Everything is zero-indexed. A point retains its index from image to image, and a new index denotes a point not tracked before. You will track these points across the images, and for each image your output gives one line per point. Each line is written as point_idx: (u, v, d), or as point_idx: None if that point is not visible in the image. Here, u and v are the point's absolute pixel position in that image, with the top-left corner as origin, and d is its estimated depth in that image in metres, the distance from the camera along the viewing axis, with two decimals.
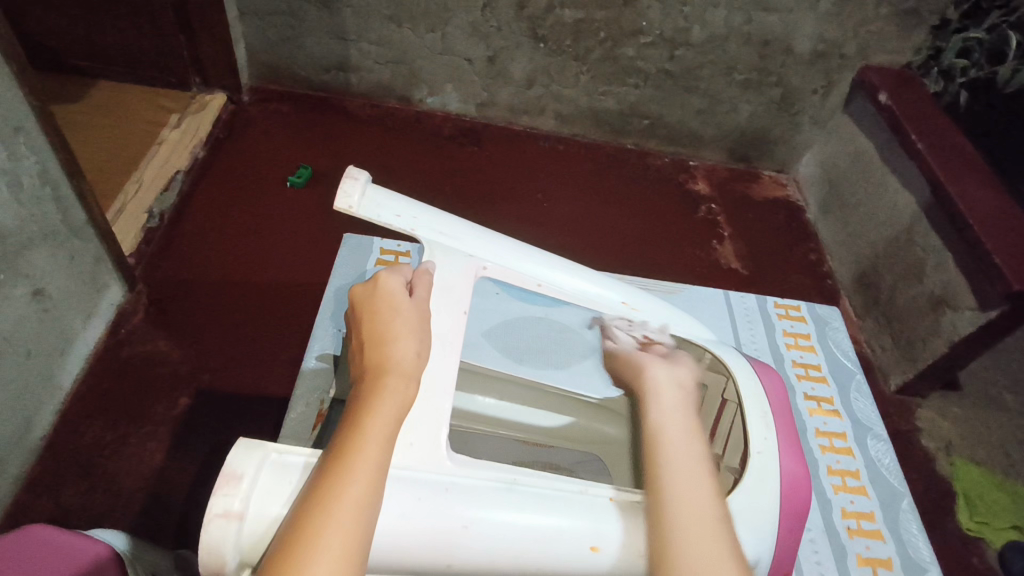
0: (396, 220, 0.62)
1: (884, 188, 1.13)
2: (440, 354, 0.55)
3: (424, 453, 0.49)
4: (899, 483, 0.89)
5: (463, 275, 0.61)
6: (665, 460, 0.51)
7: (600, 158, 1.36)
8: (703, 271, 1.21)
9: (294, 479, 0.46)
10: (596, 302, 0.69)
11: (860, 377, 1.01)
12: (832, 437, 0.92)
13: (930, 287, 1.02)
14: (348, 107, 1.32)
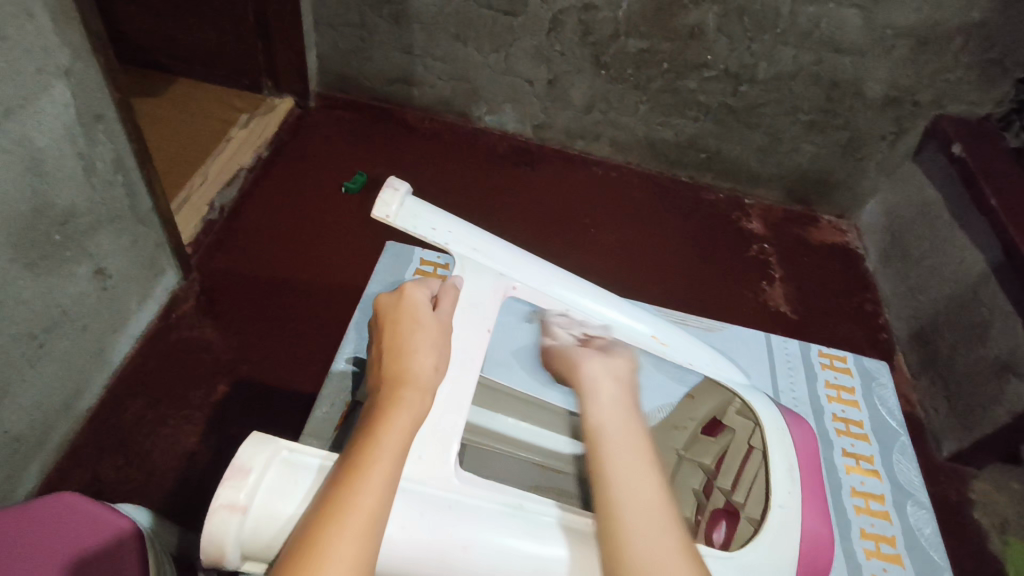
0: (431, 233, 0.51)
1: (951, 243, 1.05)
2: (453, 375, 0.46)
3: (432, 467, 0.41)
4: (941, 556, 0.70)
5: (493, 300, 0.51)
6: (610, 450, 0.42)
7: (652, 188, 1.34)
8: (751, 315, 1.15)
9: (309, 481, 0.38)
10: (649, 346, 0.56)
11: (906, 439, 0.79)
12: (868, 497, 0.73)
13: (995, 350, 0.93)
14: (408, 120, 1.35)
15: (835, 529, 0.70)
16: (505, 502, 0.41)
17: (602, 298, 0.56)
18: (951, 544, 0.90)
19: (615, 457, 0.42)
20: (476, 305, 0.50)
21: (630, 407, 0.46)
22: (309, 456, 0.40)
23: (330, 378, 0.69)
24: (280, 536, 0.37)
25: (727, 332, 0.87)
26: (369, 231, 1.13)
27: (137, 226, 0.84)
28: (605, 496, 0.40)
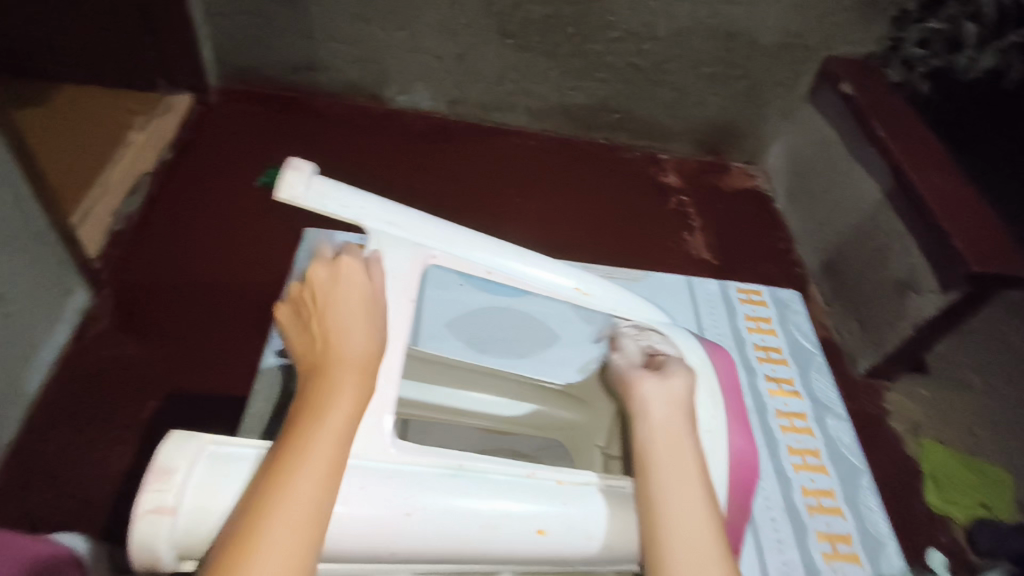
0: (342, 210, 0.49)
1: (849, 176, 1.12)
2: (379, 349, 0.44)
3: (365, 442, 0.41)
4: (860, 459, 0.77)
5: (414, 271, 0.49)
6: (656, 479, 0.44)
7: (571, 153, 1.36)
8: (676, 263, 1.20)
9: (240, 472, 0.38)
10: (577, 302, 0.56)
11: (820, 358, 0.85)
12: (792, 417, 0.79)
13: (895, 271, 1.00)
14: (318, 106, 1.30)
15: (763, 449, 0.76)
16: (443, 464, 0.42)
17: (527, 258, 0.55)
18: (872, 452, 0.98)
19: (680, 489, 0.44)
20: (395, 277, 0.48)
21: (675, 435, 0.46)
22: (241, 447, 0.39)
23: (258, 376, 0.67)
24: (215, 530, 0.36)
25: (651, 280, 0.90)
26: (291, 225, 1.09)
27: (35, 245, 0.78)
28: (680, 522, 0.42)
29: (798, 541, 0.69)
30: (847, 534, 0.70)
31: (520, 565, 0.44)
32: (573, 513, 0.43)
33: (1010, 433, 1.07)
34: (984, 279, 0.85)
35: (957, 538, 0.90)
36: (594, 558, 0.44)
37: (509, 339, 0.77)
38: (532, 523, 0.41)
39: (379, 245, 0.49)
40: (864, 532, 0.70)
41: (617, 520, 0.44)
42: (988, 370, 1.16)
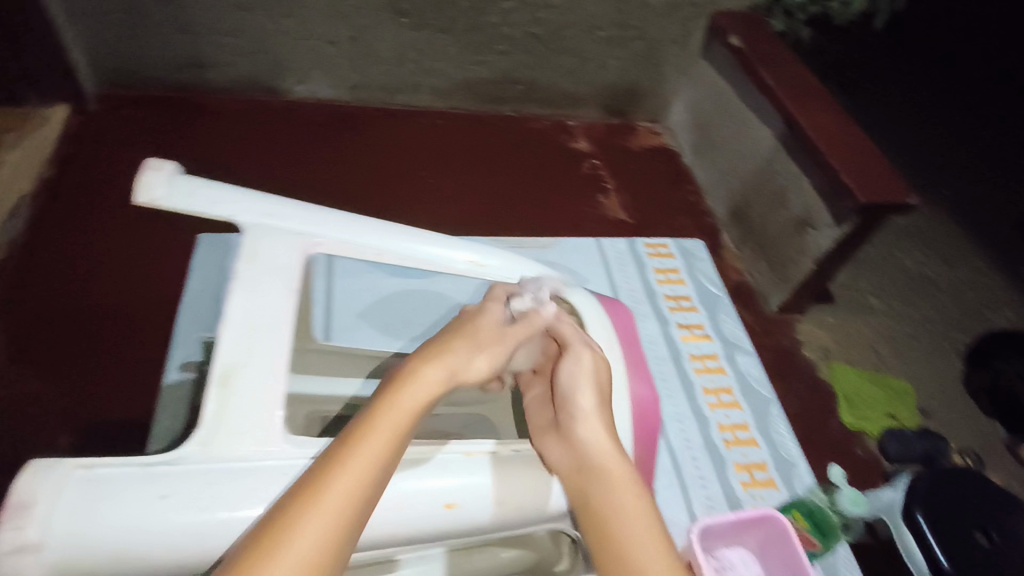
0: (213, 207, 0.50)
1: (744, 124, 1.17)
2: (263, 343, 0.45)
3: (256, 440, 0.42)
4: (768, 390, 0.84)
5: (297, 261, 0.50)
6: (613, 538, 0.43)
7: (481, 128, 1.35)
8: (594, 226, 1.23)
9: (114, 493, 0.37)
10: (467, 271, 0.57)
11: (726, 299, 0.94)
12: (704, 359, 0.85)
13: (793, 211, 1.06)
14: (210, 105, 1.22)
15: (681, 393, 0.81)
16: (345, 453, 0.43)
17: (412, 235, 0.56)
18: (790, 381, 1.05)
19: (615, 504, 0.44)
20: (276, 269, 0.48)
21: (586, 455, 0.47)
22: (113, 466, 0.39)
23: (163, 393, 0.65)
24: (90, 557, 0.36)
25: (559, 245, 0.94)
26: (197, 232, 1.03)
27: None
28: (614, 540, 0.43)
29: (718, 473, 0.75)
30: (762, 461, 0.77)
31: (436, 540, 0.46)
32: (475, 481, 0.44)
33: (908, 346, 1.16)
34: (869, 208, 0.91)
35: (870, 449, 0.99)
36: (502, 521, 0.46)
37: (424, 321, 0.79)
38: (439, 498, 0.43)
39: (255, 238, 0.50)
40: (778, 457, 0.77)
41: (518, 482, 0.46)
42: (885, 291, 1.25)
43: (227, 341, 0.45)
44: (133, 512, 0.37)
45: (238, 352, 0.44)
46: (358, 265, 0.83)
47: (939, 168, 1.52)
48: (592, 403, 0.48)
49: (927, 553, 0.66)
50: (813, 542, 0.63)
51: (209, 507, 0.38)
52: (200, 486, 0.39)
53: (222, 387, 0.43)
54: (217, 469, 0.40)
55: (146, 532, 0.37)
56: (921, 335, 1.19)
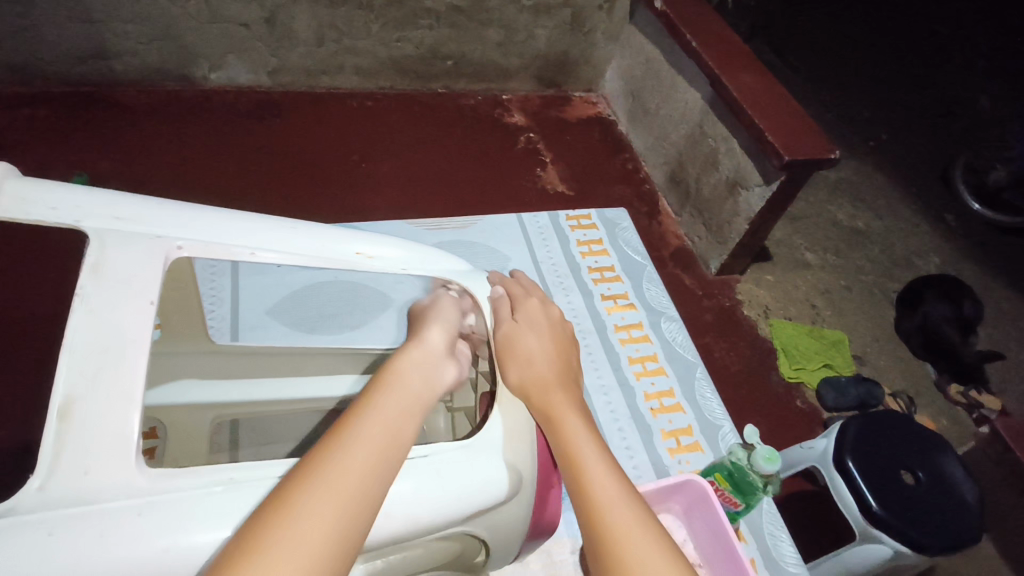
0: (53, 214, 0.42)
1: (674, 89, 1.17)
2: (110, 368, 0.37)
3: (104, 479, 0.35)
4: (693, 354, 0.86)
5: (154, 266, 0.42)
6: (586, 468, 0.46)
7: (411, 108, 1.31)
8: (532, 201, 1.21)
9: None
10: (356, 265, 0.51)
11: (650, 268, 0.96)
12: (630, 329, 0.87)
13: (725, 172, 1.06)
14: (119, 99, 1.13)
15: (608, 364, 0.82)
16: (212, 479, 0.37)
17: (299, 231, 0.50)
18: (733, 340, 1.07)
19: (580, 443, 0.48)
20: (129, 281, 0.40)
21: (551, 386, 0.52)
22: None
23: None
24: None
25: (482, 223, 0.94)
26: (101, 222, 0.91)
27: None
28: (577, 472, 0.46)
29: (645, 442, 0.75)
30: (688, 425, 0.78)
31: None
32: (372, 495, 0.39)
33: (842, 298, 1.20)
34: (795, 165, 0.92)
35: (811, 400, 1.01)
36: (404, 534, 0.41)
37: (341, 311, 0.78)
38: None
39: (104, 243, 0.41)
40: (703, 419, 0.79)
41: (421, 492, 0.41)
42: (819, 246, 1.28)
43: (65, 359, 0.36)
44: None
45: (81, 378, 0.36)
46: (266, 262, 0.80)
47: (865, 123, 1.57)
48: (551, 352, 0.55)
49: (858, 498, 0.68)
50: (733, 500, 0.63)
51: (48, 560, 0.31)
52: (34, 539, 0.32)
53: (59, 428, 0.35)
54: (56, 516, 0.33)
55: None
56: (854, 286, 1.23)
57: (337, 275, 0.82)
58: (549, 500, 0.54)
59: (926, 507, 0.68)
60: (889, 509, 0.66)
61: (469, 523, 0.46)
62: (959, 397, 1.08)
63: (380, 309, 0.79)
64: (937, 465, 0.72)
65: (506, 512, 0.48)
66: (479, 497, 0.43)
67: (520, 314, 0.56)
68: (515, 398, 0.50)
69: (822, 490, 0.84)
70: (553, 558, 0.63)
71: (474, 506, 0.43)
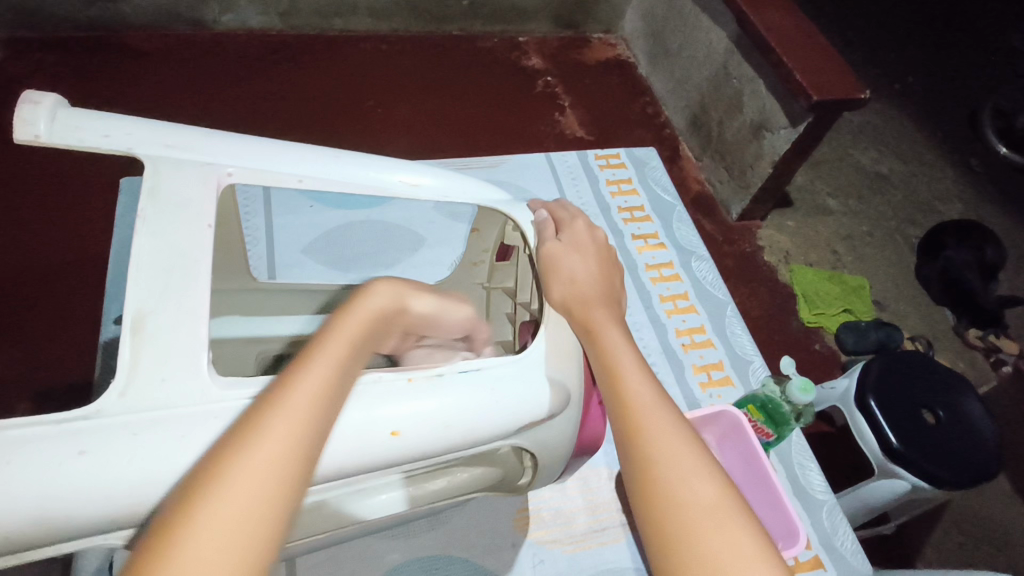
0: (105, 140, 0.42)
1: (697, 28, 1.13)
2: (178, 284, 0.38)
3: (179, 385, 0.35)
4: (722, 292, 0.87)
5: (208, 194, 0.42)
6: (625, 375, 0.43)
7: (427, 50, 1.28)
8: (552, 143, 1.19)
9: (23, 457, 0.31)
10: (402, 194, 0.52)
11: (680, 207, 0.96)
12: (660, 268, 0.87)
13: (749, 115, 1.04)
14: (131, 43, 1.11)
15: (639, 301, 0.83)
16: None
17: (344, 159, 0.50)
18: (752, 286, 1.07)
19: (618, 352, 0.45)
20: (184, 204, 0.41)
21: (593, 302, 0.49)
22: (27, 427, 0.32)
23: (103, 351, 0.62)
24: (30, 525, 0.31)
25: (510, 164, 0.93)
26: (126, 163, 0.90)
27: None
28: (612, 376, 0.44)
29: (676, 376, 0.77)
30: (718, 361, 0.79)
31: (391, 469, 0.41)
32: (425, 408, 0.40)
33: (864, 244, 1.19)
34: (824, 106, 0.89)
35: (829, 344, 1.02)
36: (461, 446, 0.41)
37: (374, 250, 0.78)
38: (383, 427, 0.38)
39: (159, 171, 0.42)
40: (733, 355, 0.80)
41: (475, 403, 0.41)
42: (842, 192, 1.26)
43: (134, 279, 0.37)
44: (44, 474, 0.31)
45: (148, 293, 0.37)
46: (298, 201, 0.80)
47: (893, 63, 1.51)
48: (597, 272, 0.51)
49: (878, 435, 0.69)
50: (766, 431, 0.65)
51: (136, 459, 0.33)
52: (120, 439, 0.33)
53: (136, 340, 0.36)
54: (138, 420, 0.34)
55: (66, 493, 0.31)
56: (876, 233, 1.21)
57: (367, 214, 0.82)
58: (589, 418, 0.54)
59: (944, 444, 0.69)
60: (909, 446, 0.67)
61: (521, 437, 0.47)
62: (977, 341, 1.09)
63: (410, 249, 0.79)
64: (960, 405, 0.72)
65: (555, 429, 0.48)
66: (531, 408, 0.44)
67: (565, 235, 0.53)
68: (559, 317, 0.49)
69: (841, 431, 0.85)
70: (589, 485, 0.65)
71: (529, 418, 0.43)
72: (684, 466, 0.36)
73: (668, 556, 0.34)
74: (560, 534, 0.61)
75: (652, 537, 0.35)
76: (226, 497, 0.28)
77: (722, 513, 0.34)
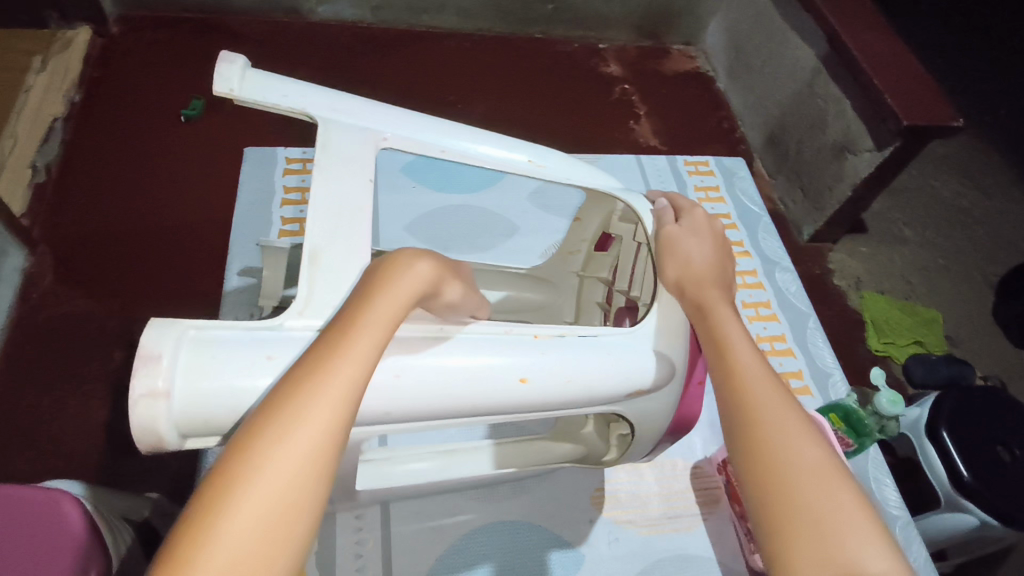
0: (284, 100, 0.46)
1: (784, 45, 1.12)
2: (347, 227, 0.42)
3: (344, 314, 0.39)
4: (806, 305, 0.86)
5: (368, 153, 0.45)
6: (736, 349, 0.43)
7: (508, 51, 1.31)
8: (626, 150, 1.20)
9: (228, 352, 0.35)
10: (527, 172, 0.54)
11: (766, 219, 0.95)
12: (744, 275, 0.87)
13: (832, 136, 1.02)
14: (235, 26, 1.19)
15: None
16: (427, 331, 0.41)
17: (474, 136, 0.53)
18: (820, 309, 1.06)
19: (728, 326, 0.45)
20: (353, 158, 0.45)
21: (706, 283, 0.49)
22: (227, 331, 0.36)
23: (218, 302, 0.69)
24: (225, 413, 0.35)
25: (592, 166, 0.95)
26: (263, 137, 1.05)
27: None
28: (721, 347, 0.44)
29: None
30: (797, 370, 0.79)
31: (508, 416, 0.45)
32: (554, 362, 0.43)
33: (940, 276, 1.16)
34: (914, 131, 0.88)
35: (896, 374, 1.00)
36: (577, 401, 0.45)
37: (468, 234, 0.81)
38: (513, 373, 0.42)
39: (330, 130, 0.46)
40: (814, 367, 0.79)
41: (597, 364, 0.44)
42: (919, 222, 1.23)
43: (314, 219, 0.41)
44: (242, 371, 0.35)
45: (324, 231, 0.41)
46: (395, 184, 0.84)
47: (984, 94, 1.46)
48: (714, 254, 0.51)
49: (947, 466, 0.68)
50: (847, 441, 0.67)
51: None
52: (303, 350, 0.37)
53: (313, 268, 0.40)
54: (318, 335, 0.37)
55: (258, 390, 0.35)
56: (954, 266, 1.18)
57: (465, 200, 0.85)
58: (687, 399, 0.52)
59: (1017, 485, 0.66)
60: (981, 480, 0.66)
61: (621, 405, 0.49)
62: None
63: (497, 237, 0.82)
64: None
65: (658, 402, 0.50)
66: (641, 377, 0.47)
67: (685, 220, 0.54)
68: (671, 296, 0.50)
69: None
70: (664, 474, 0.65)
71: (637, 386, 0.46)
72: (790, 437, 0.37)
73: (773, 526, 0.35)
74: (636, 516, 0.62)
75: (753, 501, 0.37)
76: (264, 480, 0.29)
77: (828, 478, 0.36)
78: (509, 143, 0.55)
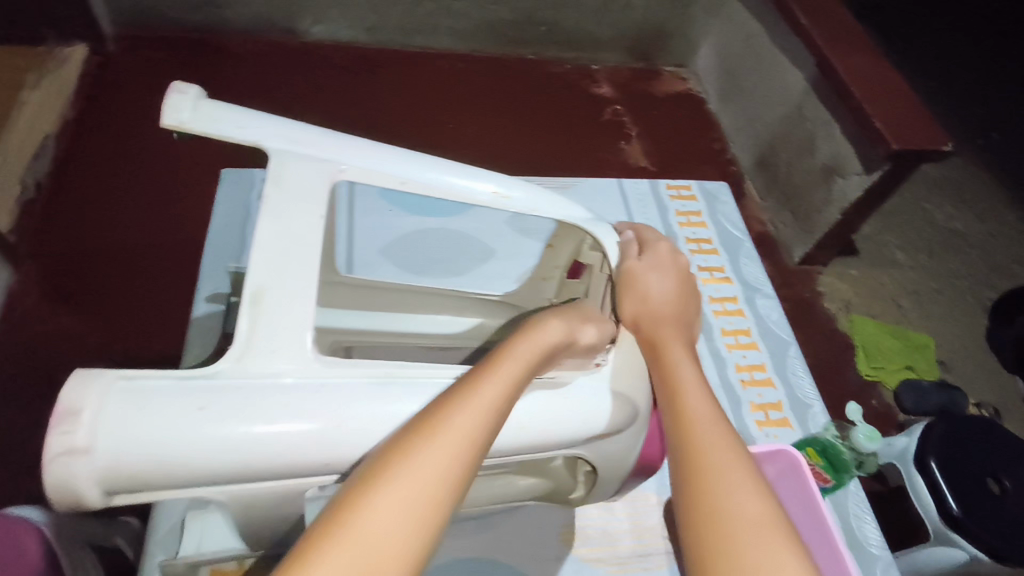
0: (239, 131, 0.45)
1: (774, 69, 1.13)
2: (294, 268, 0.41)
3: (287, 358, 0.38)
4: (787, 334, 0.85)
5: (325, 188, 0.45)
6: (688, 398, 0.43)
7: (501, 71, 1.32)
8: (616, 171, 1.20)
9: (155, 403, 0.34)
10: (492, 204, 0.53)
11: (748, 244, 0.94)
12: (724, 301, 0.86)
13: (821, 158, 1.02)
14: (229, 45, 1.19)
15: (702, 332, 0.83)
16: (373, 374, 0.40)
17: (437, 166, 0.52)
18: (809, 333, 1.05)
19: (682, 373, 0.46)
20: (305, 194, 0.44)
21: (661, 321, 0.50)
22: (159, 379, 0.35)
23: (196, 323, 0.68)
24: (150, 468, 0.33)
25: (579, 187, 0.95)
26: (252, 156, 1.04)
27: None
28: (676, 398, 0.44)
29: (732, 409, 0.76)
30: (777, 401, 0.77)
31: None
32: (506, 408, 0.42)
33: (931, 300, 1.15)
34: (903, 155, 0.87)
35: (886, 400, 0.98)
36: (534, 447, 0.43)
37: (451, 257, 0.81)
38: None
39: (283, 163, 0.45)
40: (793, 397, 0.78)
41: (553, 410, 0.43)
42: (911, 245, 1.23)
43: (258, 259, 0.40)
44: (169, 423, 0.34)
45: (269, 271, 0.40)
46: (378, 205, 0.83)
47: (976, 117, 1.46)
48: (674, 291, 0.52)
49: (939, 503, 0.66)
50: (825, 477, 0.67)
51: (246, 418, 0.35)
52: (237, 398, 0.36)
53: (255, 309, 0.39)
54: (255, 386, 0.37)
55: (184, 441, 0.34)
56: (945, 290, 1.17)
57: (447, 222, 0.84)
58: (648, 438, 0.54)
59: (1004, 522, 0.65)
60: (974, 518, 0.64)
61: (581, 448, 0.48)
62: None
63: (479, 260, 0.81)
64: None
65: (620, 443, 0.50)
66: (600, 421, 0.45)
67: (649, 255, 0.55)
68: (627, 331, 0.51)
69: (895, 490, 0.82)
70: (637, 506, 0.64)
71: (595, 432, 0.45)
72: (733, 485, 0.37)
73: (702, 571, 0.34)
74: (605, 554, 0.61)
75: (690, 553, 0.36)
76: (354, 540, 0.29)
77: (768, 535, 0.35)
78: (477, 172, 0.54)
